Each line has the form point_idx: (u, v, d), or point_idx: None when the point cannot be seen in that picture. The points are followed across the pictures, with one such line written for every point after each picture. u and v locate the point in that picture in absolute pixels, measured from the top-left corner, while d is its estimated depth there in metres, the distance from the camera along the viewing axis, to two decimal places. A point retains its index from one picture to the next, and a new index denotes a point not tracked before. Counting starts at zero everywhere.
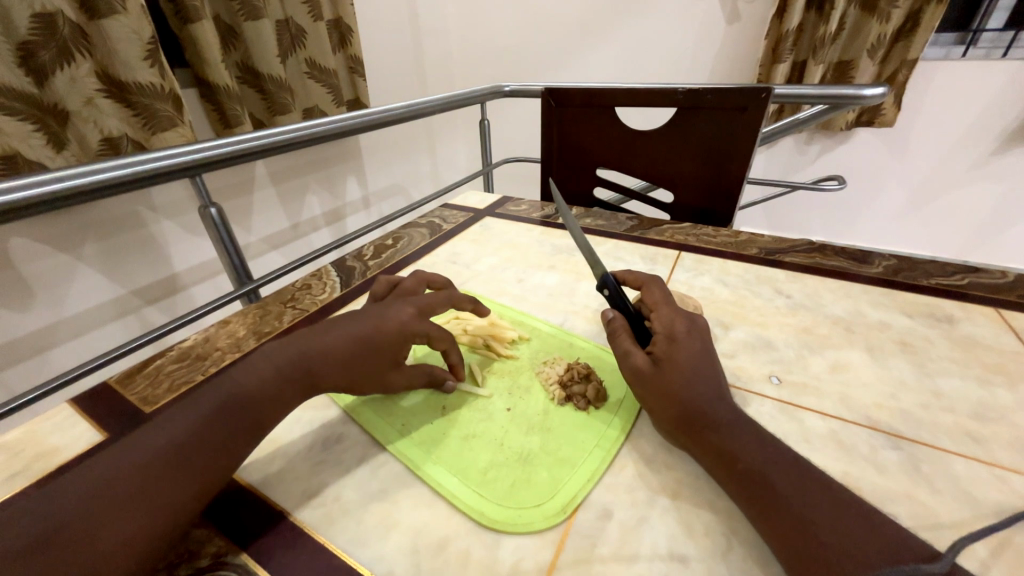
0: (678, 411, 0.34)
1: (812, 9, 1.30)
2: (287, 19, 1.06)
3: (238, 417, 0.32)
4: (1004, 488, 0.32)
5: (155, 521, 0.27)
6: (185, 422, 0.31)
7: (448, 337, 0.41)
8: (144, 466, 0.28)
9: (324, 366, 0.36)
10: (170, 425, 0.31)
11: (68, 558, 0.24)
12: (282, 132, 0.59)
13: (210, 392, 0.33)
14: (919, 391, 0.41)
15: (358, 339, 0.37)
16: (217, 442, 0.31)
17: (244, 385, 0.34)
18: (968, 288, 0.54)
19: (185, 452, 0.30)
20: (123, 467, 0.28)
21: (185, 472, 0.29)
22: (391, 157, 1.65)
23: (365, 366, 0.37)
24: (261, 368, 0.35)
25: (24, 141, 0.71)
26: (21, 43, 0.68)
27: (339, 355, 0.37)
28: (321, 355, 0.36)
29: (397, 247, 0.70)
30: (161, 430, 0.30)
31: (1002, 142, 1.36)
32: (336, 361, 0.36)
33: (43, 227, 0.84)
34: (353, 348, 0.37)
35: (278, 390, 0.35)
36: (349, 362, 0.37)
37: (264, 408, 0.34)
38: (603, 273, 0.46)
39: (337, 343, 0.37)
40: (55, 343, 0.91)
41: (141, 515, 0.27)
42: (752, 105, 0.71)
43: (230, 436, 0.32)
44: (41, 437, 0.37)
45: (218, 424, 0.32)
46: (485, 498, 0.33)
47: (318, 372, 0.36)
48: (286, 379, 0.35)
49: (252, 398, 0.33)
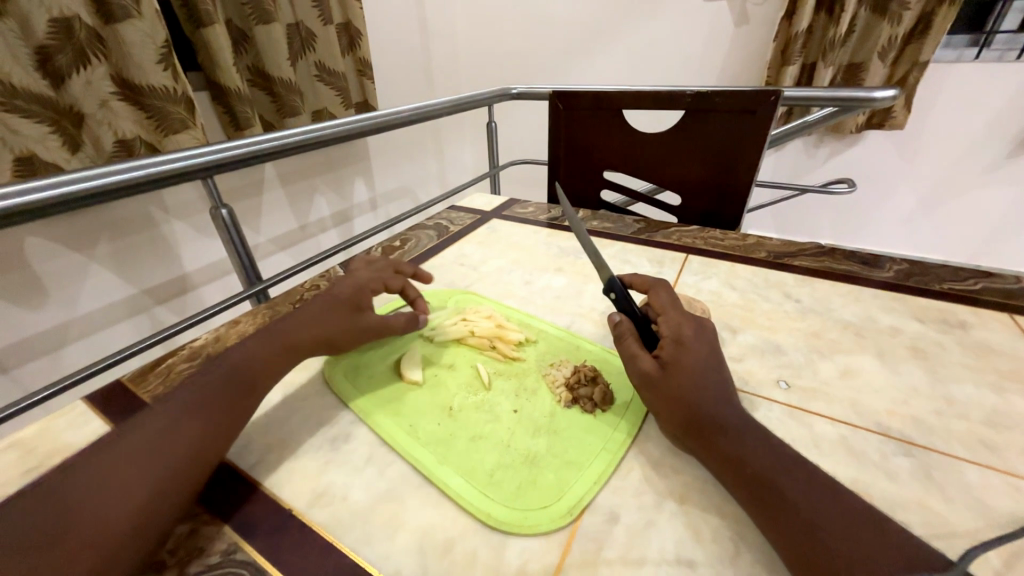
0: (686, 416, 0.34)
1: (822, 11, 1.29)
2: (297, 23, 1.08)
3: (227, 394, 0.35)
4: (1019, 497, 0.32)
5: (174, 471, 0.30)
6: (189, 392, 0.34)
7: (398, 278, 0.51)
8: (157, 430, 0.31)
9: (303, 330, 0.42)
10: (175, 398, 0.34)
11: (74, 532, 0.25)
12: (292, 134, 0.60)
13: (206, 370, 0.37)
14: (931, 397, 0.40)
15: (324, 307, 0.44)
16: (222, 405, 0.34)
17: (238, 358, 0.38)
18: (981, 293, 0.53)
19: (193, 415, 0.33)
20: (136, 434, 0.31)
21: (196, 428, 0.32)
22: (398, 159, 1.65)
23: (338, 319, 0.44)
24: (251, 346, 0.39)
25: (40, 143, 0.73)
26: (39, 47, 0.69)
27: (313, 319, 0.43)
28: (298, 324, 0.42)
29: (404, 249, 0.70)
30: (167, 402, 0.34)
31: (1016, 145, 1.34)
32: (311, 325, 0.43)
33: (58, 227, 0.86)
34: (322, 312, 0.44)
35: (269, 358, 0.39)
36: (324, 323, 0.43)
37: (260, 374, 0.38)
38: (609, 277, 0.46)
39: (310, 313, 0.44)
40: (67, 342, 0.93)
41: (159, 468, 0.29)
42: (761, 108, 0.70)
43: (233, 399, 0.35)
44: (55, 434, 0.38)
45: (220, 390, 0.35)
46: (492, 499, 0.33)
47: (299, 337, 0.41)
48: (274, 350, 0.40)
49: (246, 367, 0.37)
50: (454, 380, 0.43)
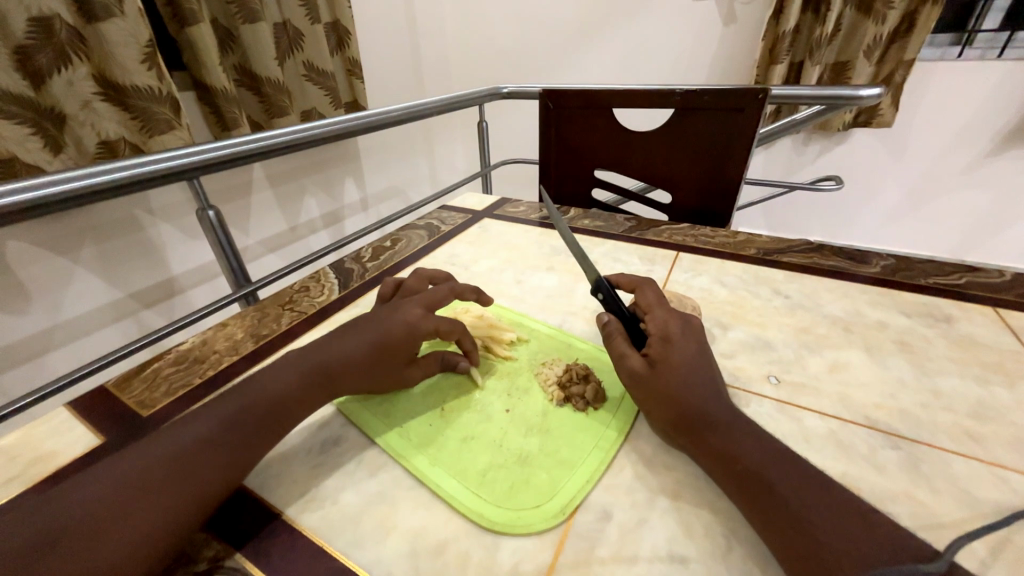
0: (675, 412, 0.34)
1: (808, 10, 1.31)
2: (285, 22, 1.07)
3: (251, 425, 0.34)
4: (1003, 486, 0.32)
5: (181, 510, 0.28)
6: (220, 416, 0.33)
7: (457, 328, 0.43)
8: (171, 460, 0.30)
9: (342, 369, 0.38)
10: (197, 425, 0.32)
11: (70, 561, 0.24)
12: (282, 135, 0.59)
13: (234, 395, 0.35)
14: (918, 390, 0.41)
15: (373, 345, 0.39)
16: (242, 440, 0.33)
17: (268, 389, 0.36)
18: (966, 287, 0.54)
19: (210, 449, 0.31)
20: (152, 461, 0.30)
21: (210, 466, 0.31)
22: (389, 159, 1.65)
23: (381, 369, 0.39)
24: (284, 376, 0.37)
25: (20, 145, 0.71)
26: (17, 47, 0.68)
27: (356, 359, 0.39)
28: (337, 362, 0.38)
29: (395, 249, 0.70)
30: (187, 428, 0.32)
31: (1000, 142, 1.36)
32: (351, 366, 0.38)
33: (39, 231, 0.84)
34: (368, 356, 0.39)
35: (298, 397, 0.36)
36: (368, 368, 0.39)
37: (286, 411, 0.35)
38: (596, 277, 0.46)
39: (356, 352, 0.39)
40: (51, 348, 0.91)
41: (166, 506, 0.28)
42: (749, 106, 0.71)
43: (253, 436, 0.33)
44: (38, 441, 0.37)
45: (243, 424, 0.33)
46: (484, 499, 0.32)
47: (335, 377, 0.38)
48: (306, 386, 0.37)
49: (274, 403, 0.35)
50: (446, 381, 0.43)
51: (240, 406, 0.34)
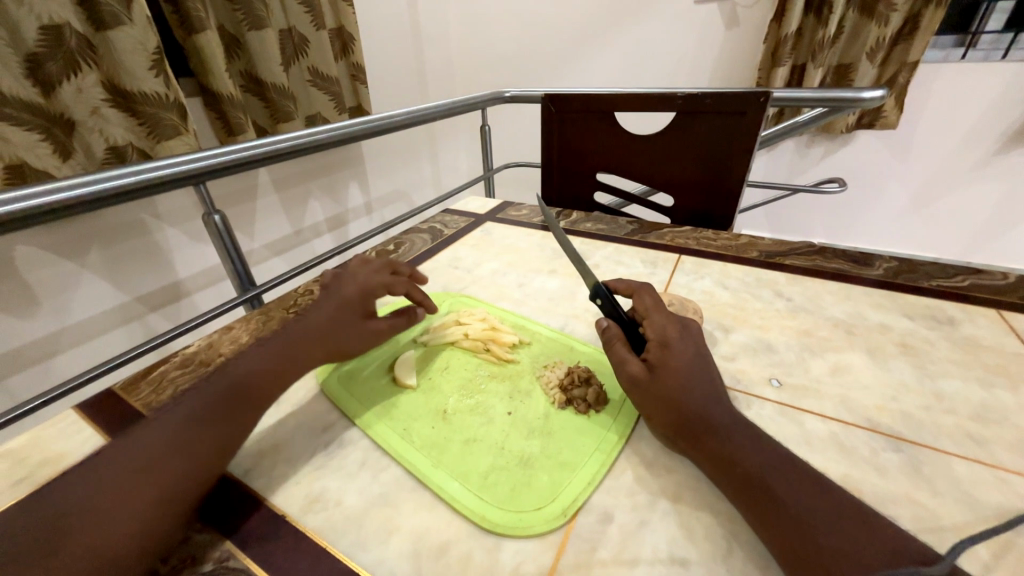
0: (676, 416, 0.34)
1: (811, 13, 1.31)
2: (290, 28, 1.08)
3: (229, 404, 0.35)
4: (1006, 489, 0.32)
5: (174, 487, 0.30)
6: (198, 404, 0.34)
7: (404, 281, 0.49)
8: (147, 457, 0.30)
9: (307, 342, 0.41)
10: (168, 421, 0.33)
11: (72, 550, 0.25)
12: (288, 139, 0.60)
13: (202, 390, 0.36)
14: (921, 393, 0.40)
15: (332, 320, 0.43)
16: (217, 425, 0.33)
17: (235, 377, 0.37)
18: (970, 289, 0.54)
19: (185, 439, 0.32)
20: (126, 462, 0.30)
21: (192, 447, 0.32)
22: (393, 163, 1.66)
23: (344, 327, 0.43)
24: (257, 359, 0.39)
25: (31, 151, 0.72)
26: (29, 55, 0.69)
27: (319, 330, 0.42)
28: (299, 335, 0.41)
29: (398, 252, 0.70)
30: (159, 426, 0.33)
31: (1006, 142, 1.35)
32: (315, 336, 0.41)
33: (48, 236, 0.85)
34: (332, 321, 0.43)
35: (268, 374, 0.38)
36: (331, 333, 0.42)
37: (258, 390, 0.37)
38: (595, 283, 0.47)
39: (316, 324, 0.42)
40: (58, 351, 0.92)
41: (149, 496, 0.29)
42: (751, 109, 0.71)
43: (228, 419, 0.34)
44: (46, 443, 0.38)
45: (215, 411, 0.34)
46: (486, 502, 0.33)
47: (301, 350, 0.40)
48: (273, 364, 0.38)
49: (243, 385, 0.36)
50: (449, 384, 0.44)
51: (210, 394, 0.35)
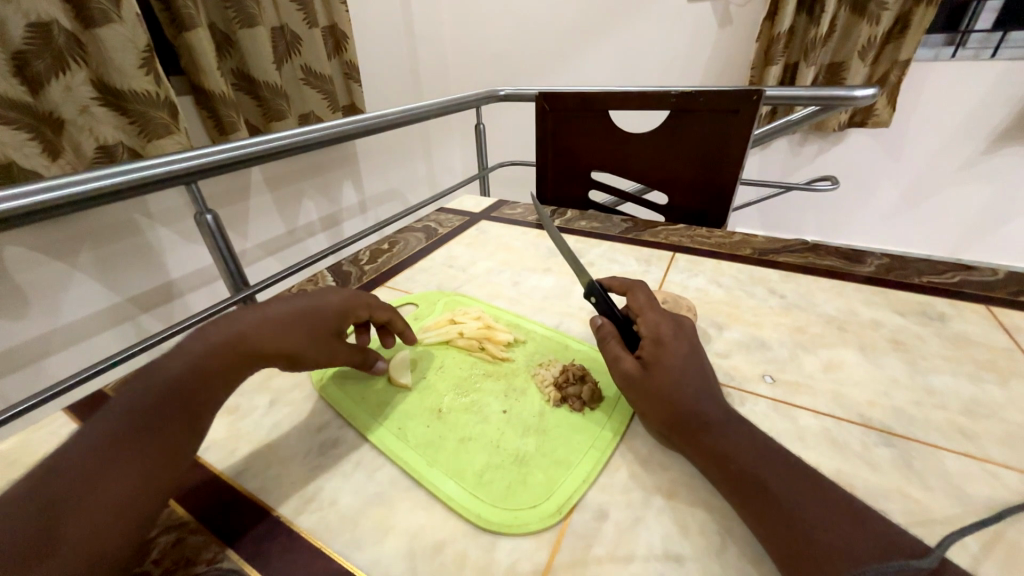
0: (669, 413, 0.35)
1: (803, 11, 1.31)
2: (282, 26, 1.08)
3: (179, 399, 0.29)
4: (995, 483, 0.33)
5: (130, 498, 0.25)
6: (140, 400, 0.29)
7: (386, 309, 0.44)
8: (77, 473, 0.25)
9: (267, 336, 0.35)
10: (98, 426, 0.27)
11: None
12: (279, 138, 0.59)
13: (134, 386, 0.29)
14: (912, 389, 0.41)
15: (300, 312, 0.37)
16: (164, 428, 0.28)
17: (177, 369, 0.31)
18: (960, 285, 0.55)
19: (124, 446, 0.26)
20: (50, 479, 0.25)
21: (143, 451, 0.27)
22: (387, 162, 1.65)
23: (314, 334, 0.38)
24: (204, 343, 0.32)
25: (19, 150, 0.72)
26: (16, 53, 0.68)
27: (283, 323, 0.36)
28: (257, 325, 0.35)
29: (393, 251, 0.70)
30: (86, 433, 0.27)
31: (995, 140, 1.37)
32: (278, 329, 0.35)
33: (37, 236, 0.84)
34: (298, 317, 0.37)
35: (221, 366, 0.32)
36: (298, 330, 0.37)
37: (212, 380, 0.31)
38: (589, 281, 0.47)
39: (279, 316, 0.36)
40: (49, 353, 0.91)
41: (91, 517, 0.24)
42: (744, 108, 0.71)
43: (177, 419, 0.29)
44: (36, 446, 0.37)
45: (159, 411, 0.28)
46: (482, 500, 0.33)
47: (260, 342, 0.34)
48: (224, 352, 0.32)
49: (191, 379, 0.30)
50: (444, 382, 0.43)
51: (148, 392, 0.29)
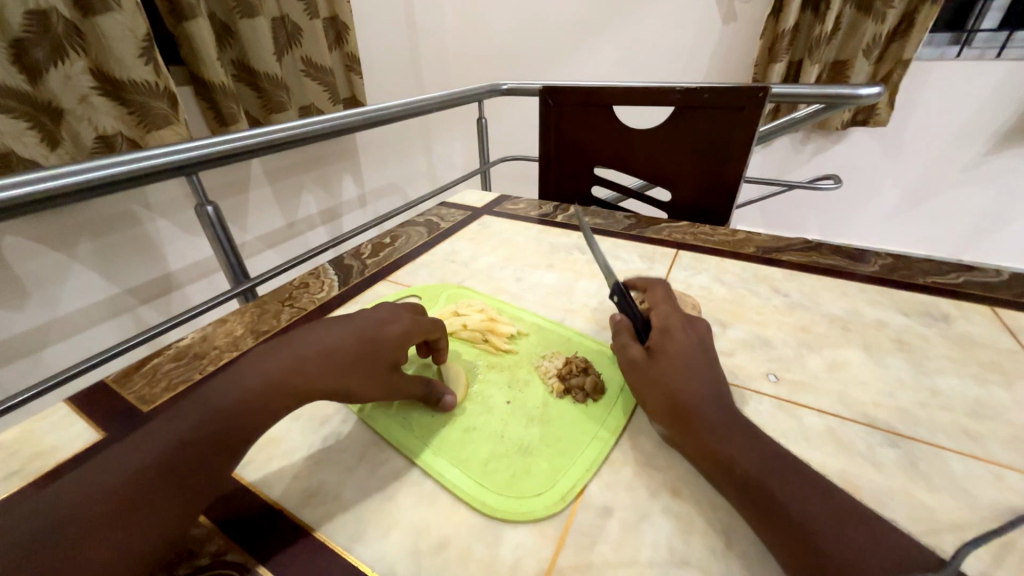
0: (665, 401, 0.35)
1: (808, 8, 1.30)
2: (283, 16, 1.06)
3: (228, 430, 0.28)
4: (1000, 484, 0.33)
5: (158, 522, 0.24)
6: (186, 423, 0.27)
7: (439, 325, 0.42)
8: (106, 497, 0.24)
9: (322, 364, 0.32)
10: (133, 451, 0.26)
11: None
12: (275, 131, 0.58)
13: (193, 403, 0.28)
14: (917, 389, 0.41)
15: (360, 341, 0.35)
16: (201, 462, 0.26)
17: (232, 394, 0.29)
18: (964, 286, 0.55)
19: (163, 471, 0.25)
20: (98, 481, 0.24)
21: (181, 477, 0.26)
22: (387, 155, 1.64)
23: (371, 368, 0.35)
24: (265, 369, 0.30)
25: (17, 139, 0.71)
26: (14, 40, 0.67)
27: (344, 354, 0.33)
28: (314, 355, 0.32)
29: (394, 245, 0.70)
30: (122, 455, 0.26)
31: (997, 142, 1.37)
32: (338, 362, 0.33)
33: (36, 226, 0.83)
34: (358, 345, 0.34)
35: (273, 399, 0.30)
36: (351, 362, 0.34)
37: (256, 417, 0.29)
38: (614, 282, 0.47)
39: (339, 344, 0.34)
40: (47, 344, 0.90)
41: (98, 562, 0.22)
42: (749, 105, 0.71)
43: (212, 457, 0.27)
44: (38, 437, 0.37)
45: (204, 439, 0.27)
46: (483, 487, 0.33)
47: (315, 368, 0.32)
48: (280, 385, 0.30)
49: (235, 412, 0.28)
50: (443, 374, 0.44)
51: (190, 420, 0.27)
